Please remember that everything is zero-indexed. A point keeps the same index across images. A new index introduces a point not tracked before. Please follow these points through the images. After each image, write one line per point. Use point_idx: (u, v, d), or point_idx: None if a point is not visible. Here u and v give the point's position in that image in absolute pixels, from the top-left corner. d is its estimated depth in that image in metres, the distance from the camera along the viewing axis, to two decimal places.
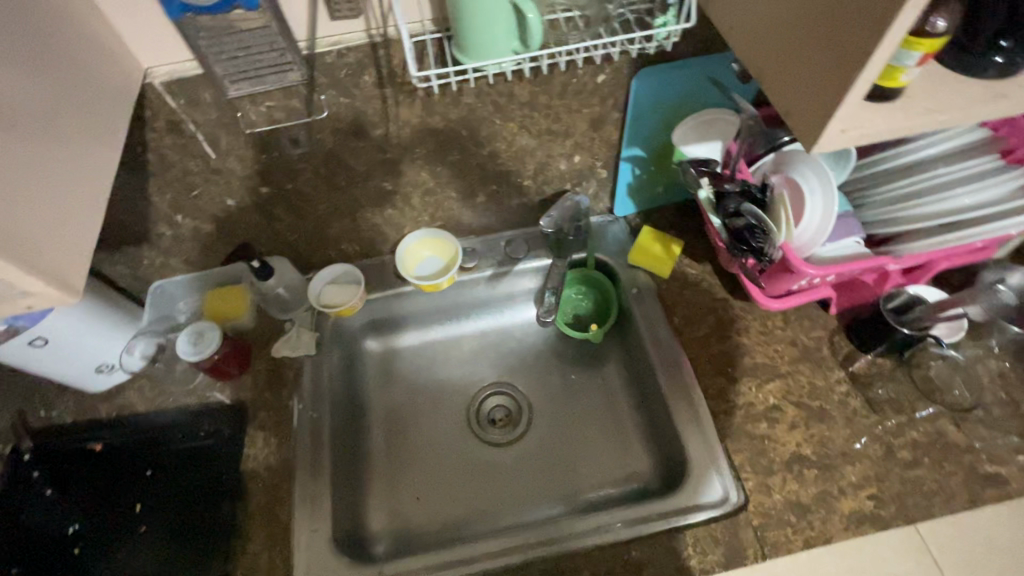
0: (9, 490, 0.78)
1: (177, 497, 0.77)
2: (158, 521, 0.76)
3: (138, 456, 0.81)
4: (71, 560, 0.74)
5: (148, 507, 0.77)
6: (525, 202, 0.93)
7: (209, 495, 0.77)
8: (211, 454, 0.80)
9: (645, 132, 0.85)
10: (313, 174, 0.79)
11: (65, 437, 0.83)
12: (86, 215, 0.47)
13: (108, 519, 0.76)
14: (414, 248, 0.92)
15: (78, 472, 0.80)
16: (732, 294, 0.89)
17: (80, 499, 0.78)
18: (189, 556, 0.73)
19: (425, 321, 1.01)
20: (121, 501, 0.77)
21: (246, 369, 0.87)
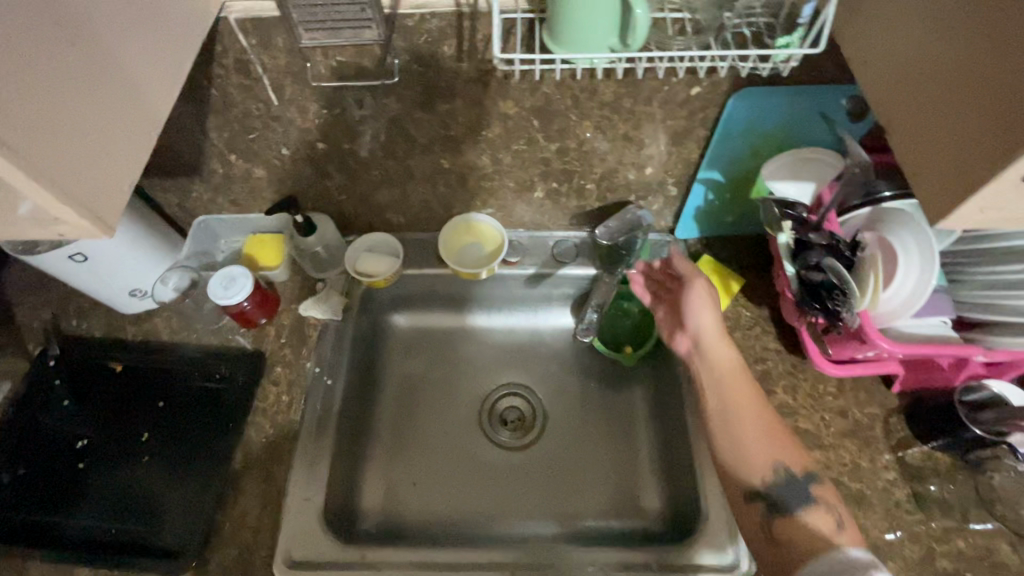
0: (31, 392, 0.80)
1: (180, 435, 0.77)
2: (159, 455, 0.76)
3: (152, 385, 0.81)
4: (73, 473, 0.75)
5: (152, 439, 0.77)
6: (583, 205, 0.88)
7: (210, 440, 0.76)
8: (220, 399, 0.79)
9: (729, 156, 0.77)
10: (372, 138, 0.75)
11: (91, 352, 0.84)
12: (133, 146, 0.46)
13: (114, 441, 0.77)
14: (457, 230, 0.89)
15: (97, 389, 0.81)
16: (786, 347, 0.82)
17: (92, 416, 0.79)
18: (182, 497, 0.72)
19: (457, 306, 0.98)
20: (129, 426, 0.78)
21: (271, 321, 0.85)
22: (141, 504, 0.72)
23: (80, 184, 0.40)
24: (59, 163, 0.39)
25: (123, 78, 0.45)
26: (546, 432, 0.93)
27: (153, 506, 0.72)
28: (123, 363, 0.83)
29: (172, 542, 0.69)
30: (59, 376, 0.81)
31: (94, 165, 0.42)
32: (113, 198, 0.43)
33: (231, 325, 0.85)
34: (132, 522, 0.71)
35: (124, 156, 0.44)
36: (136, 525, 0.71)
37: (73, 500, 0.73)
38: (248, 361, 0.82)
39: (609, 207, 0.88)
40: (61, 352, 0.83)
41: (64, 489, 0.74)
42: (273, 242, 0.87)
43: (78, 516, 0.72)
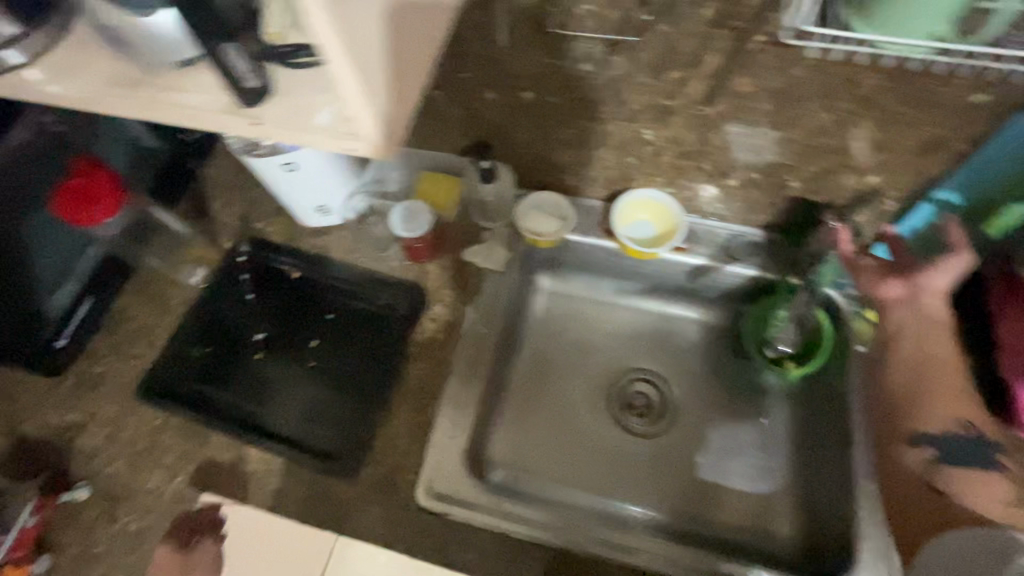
0: (222, 281, 0.88)
1: (345, 349, 0.82)
2: (325, 362, 0.81)
3: (324, 297, 0.86)
4: (251, 361, 0.82)
5: (320, 346, 0.82)
6: (777, 202, 0.80)
7: (371, 360, 0.81)
8: (382, 323, 0.83)
9: (982, 179, 0.67)
10: (581, 96, 0.72)
11: (273, 254, 0.90)
12: (416, 67, 0.45)
13: (288, 341, 0.83)
14: (632, 205, 0.86)
15: (277, 290, 0.87)
16: (982, 402, 0.74)
17: (272, 314, 0.85)
18: (343, 407, 0.78)
19: (607, 280, 0.97)
20: (301, 331, 0.84)
21: (434, 259, 0.88)
22: (306, 404, 0.78)
23: (386, 97, 0.41)
24: (375, 79, 0.39)
25: (415, 4, 0.45)
26: (675, 426, 0.92)
27: (317, 407, 0.78)
28: (298, 270, 0.88)
29: (332, 444, 0.75)
30: (246, 271, 0.89)
31: (392, 86, 0.42)
32: (401, 123, 0.43)
33: (398, 256, 0.88)
34: (298, 417, 0.78)
35: (414, 85, 0.44)
36: (302, 421, 0.77)
37: (249, 386, 0.80)
38: (411, 293, 0.85)
39: (807, 209, 0.80)
40: (248, 248, 0.90)
41: (241, 374, 0.81)
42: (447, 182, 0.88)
43: (252, 401, 0.79)
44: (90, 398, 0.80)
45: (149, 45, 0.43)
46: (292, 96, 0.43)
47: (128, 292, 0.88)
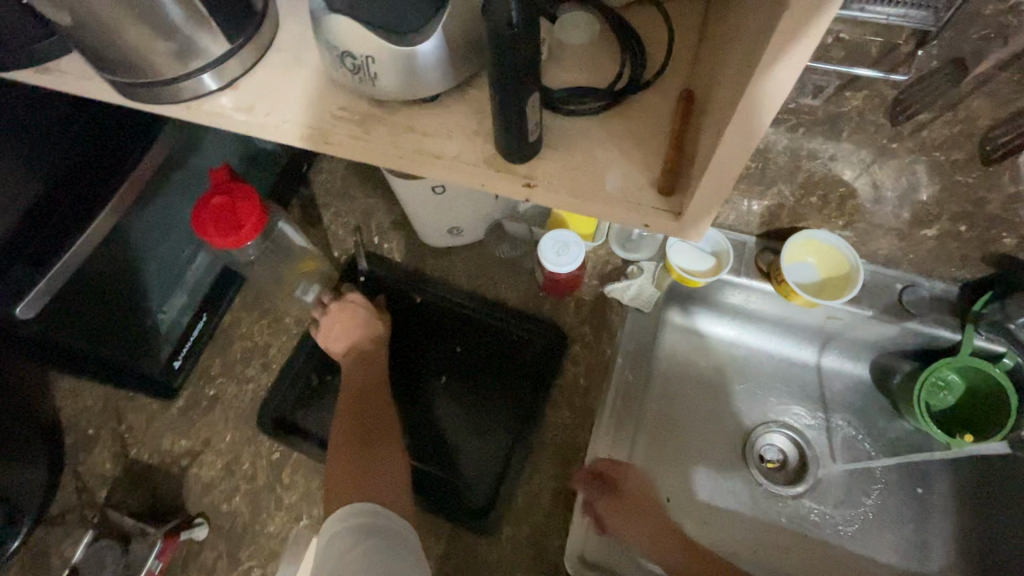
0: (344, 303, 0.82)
1: (478, 387, 0.75)
2: (457, 401, 0.75)
3: (451, 328, 0.79)
4: None
5: (450, 383, 0.76)
6: (974, 257, 0.72)
7: (509, 402, 0.74)
8: (516, 360, 0.77)
9: None
10: (784, 131, 0.63)
11: (394, 275, 0.83)
12: None
13: (414, 374, 0.77)
14: (803, 245, 0.78)
15: (400, 314, 0.81)
16: None
17: (397, 342, 0.79)
18: (481, 454, 0.72)
19: (748, 319, 0.88)
20: (429, 363, 0.77)
21: (572, 293, 0.80)
22: (437, 448, 0.73)
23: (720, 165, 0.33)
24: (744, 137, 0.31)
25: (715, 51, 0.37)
26: (819, 489, 0.82)
27: (452, 453, 0.72)
28: (425, 296, 0.81)
29: (473, 496, 0.70)
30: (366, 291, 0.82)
31: None
32: None
33: (531, 286, 0.81)
34: (432, 461, 0.72)
35: None
36: (436, 467, 0.72)
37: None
38: (550, 333, 0.77)
39: (1009, 267, 0.71)
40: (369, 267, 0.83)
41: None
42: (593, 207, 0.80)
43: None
44: (205, 424, 0.76)
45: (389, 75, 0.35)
46: (574, 148, 0.35)
47: (237, 306, 0.82)
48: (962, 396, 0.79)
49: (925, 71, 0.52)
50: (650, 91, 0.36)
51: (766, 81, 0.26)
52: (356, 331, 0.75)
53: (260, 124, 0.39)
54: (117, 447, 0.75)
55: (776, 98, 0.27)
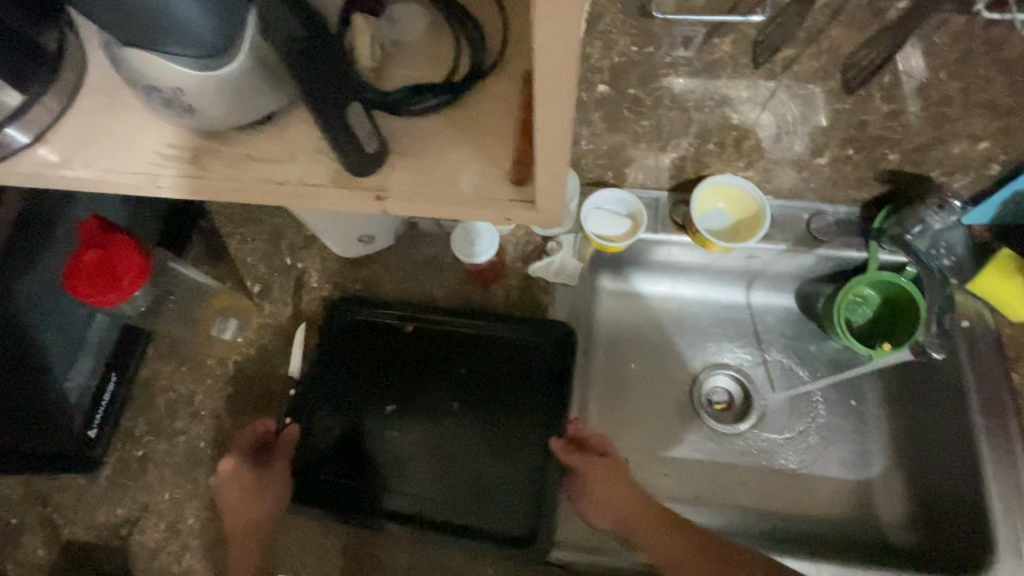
0: (325, 351, 0.76)
1: (482, 409, 0.73)
2: (452, 427, 0.73)
3: (453, 354, 0.76)
4: (391, 439, 0.73)
5: (462, 408, 0.74)
6: (868, 177, 0.74)
7: (535, 414, 0.73)
8: (529, 368, 0.74)
9: None
10: None
11: (374, 311, 0.77)
12: None
13: (418, 405, 0.74)
14: (712, 190, 0.77)
15: (386, 346, 0.76)
16: None
17: (387, 374, 0.75)
18: (511, 470, 0.71)
19: (680, 275, 0.89)
20: (437, 394, 0.74)
21: (496, 281, 0.79)
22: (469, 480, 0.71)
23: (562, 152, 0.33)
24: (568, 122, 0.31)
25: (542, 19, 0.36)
26: (763, 420, 0.86)
27: (474, 479, 0.72)
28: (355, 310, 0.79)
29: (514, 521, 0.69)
30: (341, 327, 0.77)
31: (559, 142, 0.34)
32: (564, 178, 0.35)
33: (457, 280, 0.79)
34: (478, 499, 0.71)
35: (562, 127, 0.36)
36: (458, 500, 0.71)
37: (363, 462, 0.72)
38: (560, 340, 0.75)
39: (901, 180, 0.74)
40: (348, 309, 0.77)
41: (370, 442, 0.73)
42: None
43: (386, 476, 0.72)
44: (139, 487, 0.72)
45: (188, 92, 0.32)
46: (428, 149, 0.34)
47: (153, 358, 0.78)
48: (879, 307, 0.83)
49: None
50: (492, 75, 0.34)
51: (556, 74, 0.25)
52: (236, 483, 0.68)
53: (83, 176, 0.35)
54: (46, 531, 0.70)
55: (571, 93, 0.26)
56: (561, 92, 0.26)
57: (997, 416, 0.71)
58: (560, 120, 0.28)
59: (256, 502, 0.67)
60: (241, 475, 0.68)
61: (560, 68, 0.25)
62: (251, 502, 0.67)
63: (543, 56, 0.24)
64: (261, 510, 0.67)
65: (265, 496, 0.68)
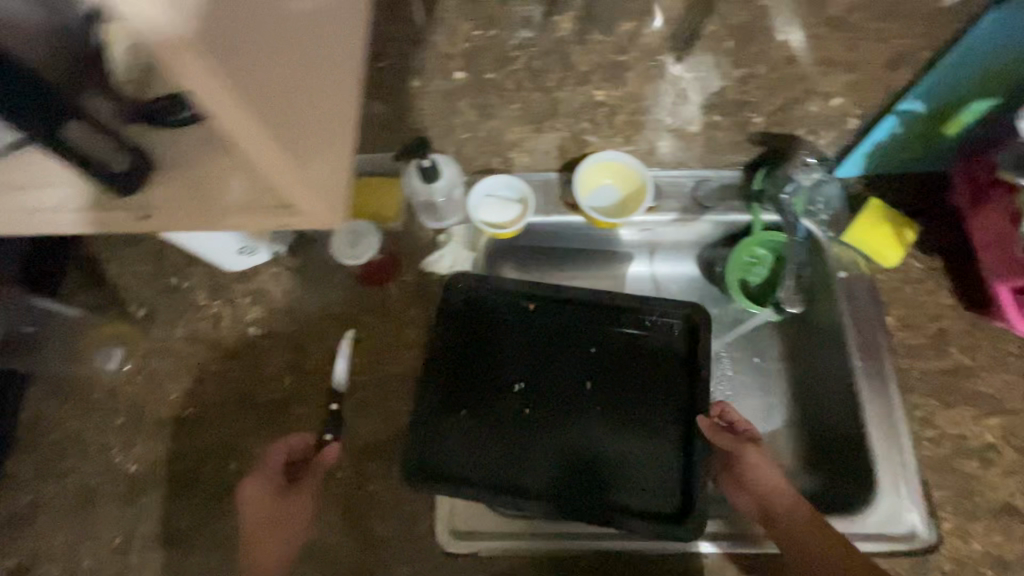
0: (467, 352, 0.73)
1: (628, 399, 0.71)
2: (625, 427, 0.71)
3: (547, 322, 0.75)
4: (522, 419, 0.71)
5: (526, 369, 0.73)
6: (740, 141, 0.77)
7: (656, 388, 0.72)
8: (573, 322, 0.75)
9: (945, 84, 0.65)
10: None
11: (539, 290, 0.75)
12: (334, 127, 0.48)
13: (542, 383, 0.72)
14: (595, 168, 0.79)
15: (562, 344, 0.74)
16: (962, 304, 0.75)
17: (539, 368, 0.73)
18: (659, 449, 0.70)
19: (579, 258, 0.88)
20: (604, 381, 0.72)
21: (390, 280, 0.77)
22: (586, 450, 0.70)
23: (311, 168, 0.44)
24: (289, 142, 0.42)
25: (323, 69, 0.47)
26: None
27: (637, 453, 0.70)
28: (250, 326, 0.77)
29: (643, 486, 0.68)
30: (515, 331, 0.75)
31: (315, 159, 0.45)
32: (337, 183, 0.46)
33: (351, 284, 0.78)
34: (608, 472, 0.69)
35: (341, 147, 0.48)
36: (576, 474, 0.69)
37: (576, 485, 0.68)
38: (683, 315, 0.73)
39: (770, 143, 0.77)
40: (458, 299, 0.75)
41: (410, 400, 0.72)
42: (388, 186, 0.78)
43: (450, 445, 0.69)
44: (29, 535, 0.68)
45: (61, 206, 0.48)
46: (206, 175, 0.48)
47: (34, 399, 0.74)
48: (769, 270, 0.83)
49: None
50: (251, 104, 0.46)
51: (230, 114, 0.36)
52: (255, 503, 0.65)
53: None
54: None
55: (249, 131, 0.38)
56: (243, 127, 0.38)
57: (873, 356, 0.73)
58: (262, 140, 0.39)
59: (283, 514, 0.65)
60: (257, 484, 0.66)
61: (227, 120, 0.37)
62: (283, 513, 0.65)
63: (216, 113, 0.36)
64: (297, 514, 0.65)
65: (280, 501, 0.65)
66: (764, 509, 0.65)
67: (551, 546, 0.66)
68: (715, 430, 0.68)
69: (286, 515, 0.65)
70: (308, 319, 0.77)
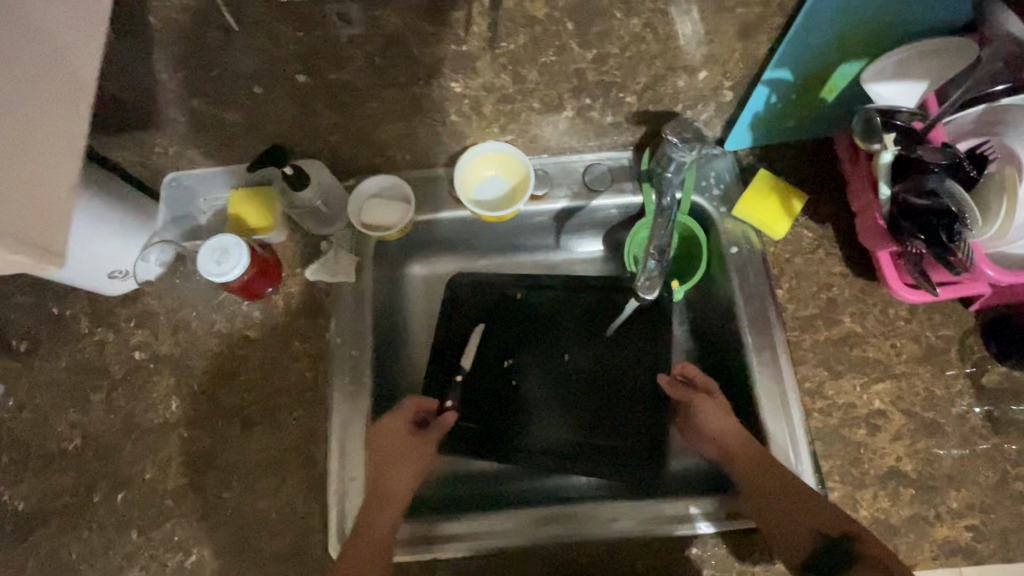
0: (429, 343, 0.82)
1: (611, 377, 0.81)
2: (592, 387, 0.81)
3: (545, 319, 0.84)
4: (512, 390, 0.82)
5: (566, 373, 0.82)
6: (620, 122, 0.74)
7: (622, 351, 0.82)
8: (600, 316, 0.84)
9: (805, 51, 0.62)
10: (366, 64, 0.60)
11: (480, 276, 0.86)
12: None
13: (537, 377, 0.83)
14: (480, 160, 0.77)
15: (519, 322, 0.84)
16: (852, 270, 0.74)
17: (536, 360, 0.83)
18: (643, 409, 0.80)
19: (485, 250, 0.89)
20: (568, 351, 0.83)
21: (278, 290, 0.76)
22: (569, 435, 0.79)
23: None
24: None
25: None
26: None
27: (600, 413, 0.80)
28: (135, 350, 0.75)
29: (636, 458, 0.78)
30: (603, 342, 0.83)
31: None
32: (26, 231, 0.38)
33: (234, 299, 0.76)
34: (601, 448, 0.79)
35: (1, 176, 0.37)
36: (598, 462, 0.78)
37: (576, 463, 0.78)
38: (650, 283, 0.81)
39: (651, 121, 0.74)
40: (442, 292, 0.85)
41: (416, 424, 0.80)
42: (264, 197, 0.77)
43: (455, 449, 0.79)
44: None
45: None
46: None
47: None
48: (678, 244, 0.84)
49: None
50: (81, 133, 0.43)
51: None
52: (380, 445, 0.72)
53: None
54: None
55: None
56: None
57: (762, 331, 0.73)
58: None
59: (386, 453, 0.71)
60: (382, 429, 0.73)
61: None
62: (396, 461, 0.71)
63: None
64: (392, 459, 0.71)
65: (415, 453, 0.73)
66: (721, 450, 0.70)
67: (557, 530, 0.68)
68: (676, 386, 0.76)
69: (377, 442, 0.72)
70: (194, 338, 0.75)
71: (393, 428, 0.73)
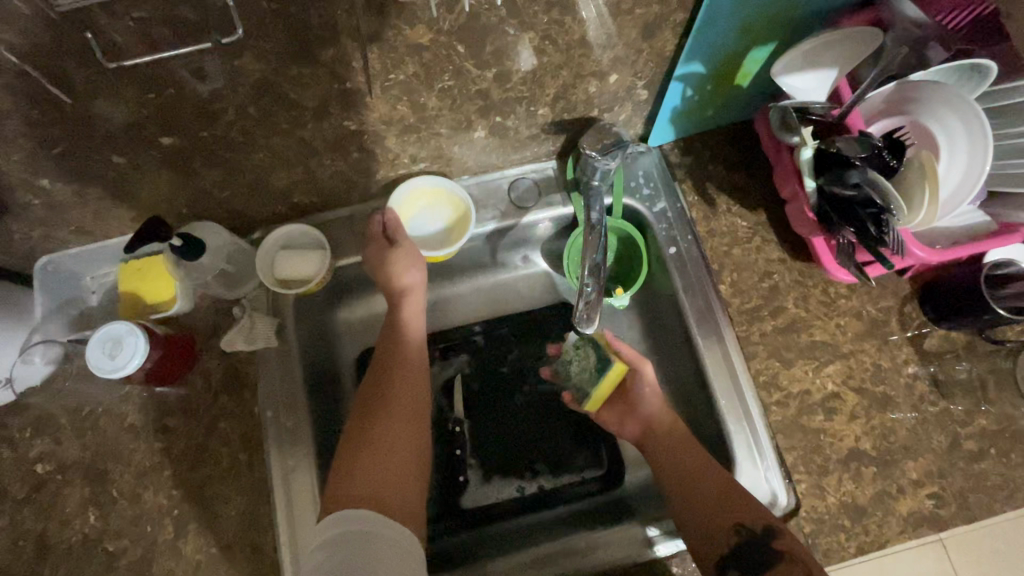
0: None
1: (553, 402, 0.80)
2: (539, 415, 0.80)
3: (476, 350, 0.82)
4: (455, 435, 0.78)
5: (510, 408, 0.80)
6: (537, 133, 0.70)
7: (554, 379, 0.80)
8: (525, 341, 0.82)
9: (714, 43, 0.59)
10: (239, 116, 0.53)
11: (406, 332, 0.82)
12: None
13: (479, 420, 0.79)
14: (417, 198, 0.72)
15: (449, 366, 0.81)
16: (790, 252, 0.73)
17: (476, 398, 0.80)
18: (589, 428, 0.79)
19: None
20: (506, 389, 0.80)
21: (193, 368, 0.68)
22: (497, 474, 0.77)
23: None
24: None
25: None
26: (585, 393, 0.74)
27: (548, 442, 0.79)
28: (36, 463, 0.66)
29: (561, 485, 0.77)
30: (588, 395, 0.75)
31: None
32: None
33: (144, 387, 0.68)
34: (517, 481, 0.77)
35: None
36: (518, 502, 0.76)
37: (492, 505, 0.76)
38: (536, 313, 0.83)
39: (569, 129, 0.71)
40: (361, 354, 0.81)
41: None
42: (158, 268, 0.68)
43: None
44: None
45: None
46: None
47: None
48: (619, 248, 0.80)
49: (265, 17, 0.44)
50: None
51: None
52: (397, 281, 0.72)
53: None
54: None
55: None
56: None
57: (708, 331, 0.72)
58: None
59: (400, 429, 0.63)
60: (389, 429, 0.63)
61: None
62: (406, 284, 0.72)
63: None
64: (389, 475, 0.58)
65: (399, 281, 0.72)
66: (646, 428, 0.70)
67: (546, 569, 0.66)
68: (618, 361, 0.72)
69: (386, 446, 0.61)
70: (104, 438, 0.66)
71: (399, 415, 0.64)
